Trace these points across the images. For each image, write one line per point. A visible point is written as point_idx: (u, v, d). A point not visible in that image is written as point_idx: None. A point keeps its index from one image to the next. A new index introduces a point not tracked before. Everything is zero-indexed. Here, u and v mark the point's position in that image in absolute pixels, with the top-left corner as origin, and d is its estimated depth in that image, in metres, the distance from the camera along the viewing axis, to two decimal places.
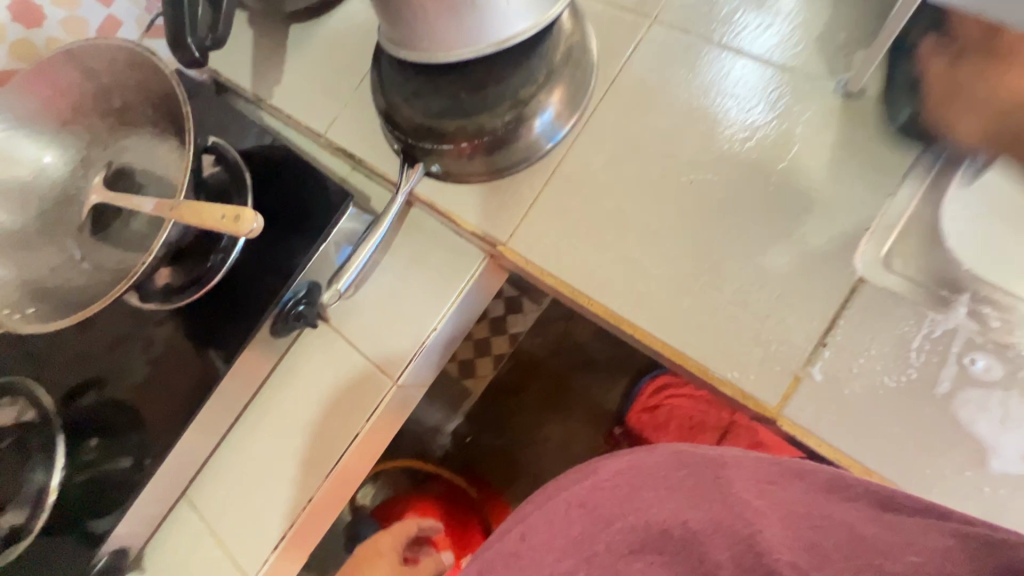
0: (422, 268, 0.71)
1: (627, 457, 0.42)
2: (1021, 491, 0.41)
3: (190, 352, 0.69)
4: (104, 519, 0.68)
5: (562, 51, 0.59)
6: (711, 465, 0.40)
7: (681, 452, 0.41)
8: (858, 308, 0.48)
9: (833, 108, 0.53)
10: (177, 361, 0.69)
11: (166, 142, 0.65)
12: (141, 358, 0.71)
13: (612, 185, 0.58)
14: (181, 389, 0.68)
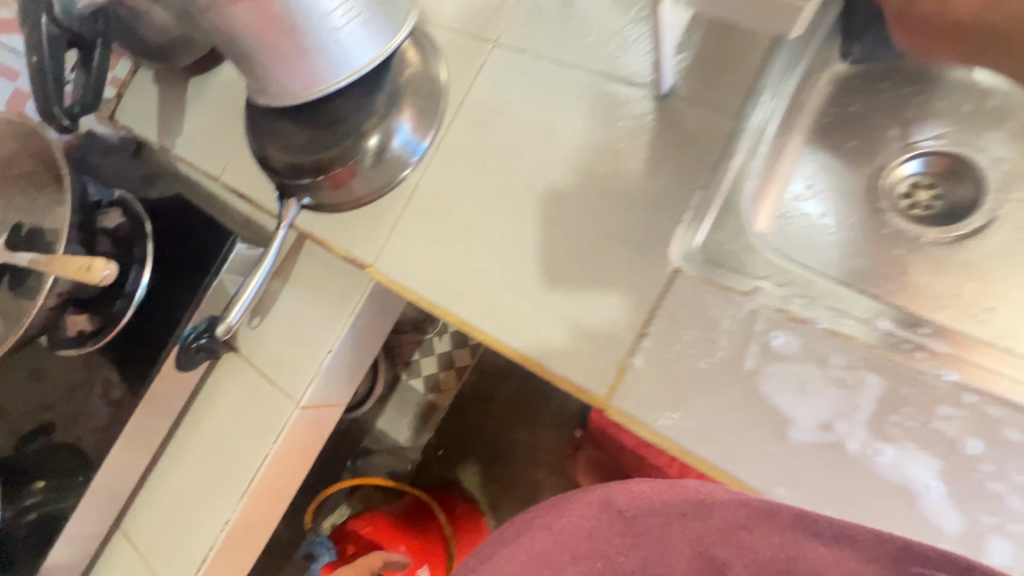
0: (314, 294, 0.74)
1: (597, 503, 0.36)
2: (818, 459, 0.43)
3: (96, 391, 0.72)
4: (25, 558, 0.72)
5: (406, 82, 0.65)
6: (672, 510, 0.35)
7: (652, 495, 0.36)
8: (671, 298, 0.50)
9: (648, 109, 0.55)
10: (86, 402, 0.73)
11: (60, 197, 0.70)
12: (54, 405, 0.73)
13: (460, 200, 0.61)
14: (92, 427, 0.72)
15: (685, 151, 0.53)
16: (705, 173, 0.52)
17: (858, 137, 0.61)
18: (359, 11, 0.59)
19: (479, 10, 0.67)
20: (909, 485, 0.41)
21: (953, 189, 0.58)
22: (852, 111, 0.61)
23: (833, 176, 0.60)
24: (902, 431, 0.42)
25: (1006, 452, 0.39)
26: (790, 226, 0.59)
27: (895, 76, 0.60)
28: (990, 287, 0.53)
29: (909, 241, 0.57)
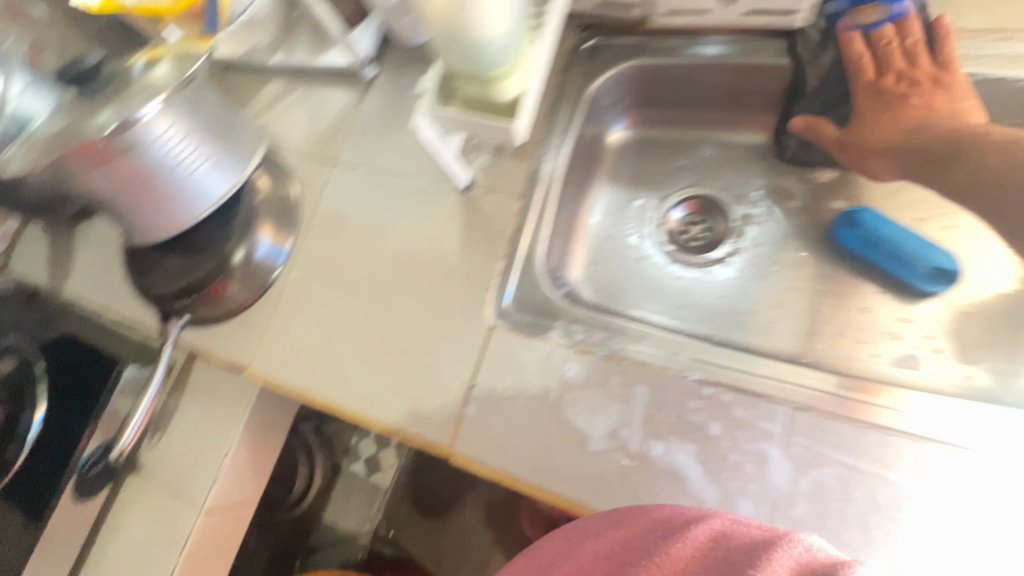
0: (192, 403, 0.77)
1: (621, 517, 0.44)
2: (610, 464, 0.53)
3: None
4: None
5: (260, 205, 0.76)
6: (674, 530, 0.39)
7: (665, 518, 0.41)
8: (490, 351, 0.60)
9: (456, 201, 0.68)
10: None
11: None
12: None
13: (318, 297, 0.71)
14: None
15: (488, 231, 0.66)
16: (504, 246, 0.65)
17: (637, 193, 0.76)
18: (207, 157, 0.70)
19: (321, 136, 0.80)
20: (676, 470, 0.51)
21: (712, 220, 0.73)
22: (628, 175, 0.77)
23: (621, 227, 0.75)
24: (667, 427, 0.52)
25: (737, 429, 0.50)
26: (597, 276, 0.73)
27: (652, 145, 0.76)
28: (745, 295, 0.68)
29: (683, 267, 0.72)
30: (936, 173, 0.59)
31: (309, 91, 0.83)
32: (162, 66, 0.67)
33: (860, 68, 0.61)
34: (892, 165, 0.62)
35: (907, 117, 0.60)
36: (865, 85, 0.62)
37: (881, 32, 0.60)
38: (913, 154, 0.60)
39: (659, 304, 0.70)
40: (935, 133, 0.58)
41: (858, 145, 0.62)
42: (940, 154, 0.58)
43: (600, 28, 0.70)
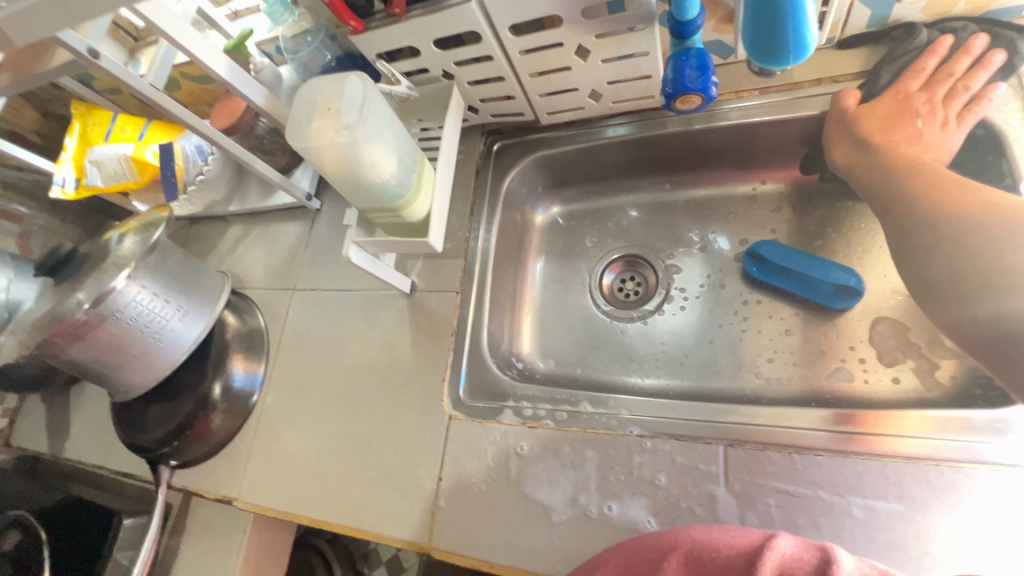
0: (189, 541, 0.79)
1: (634, 544, 0.43)
2: (575, 531, 0.55)
3: None
4: None
5: (231, 339, 0.81)
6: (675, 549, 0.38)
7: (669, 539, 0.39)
8: (452, 442, 0.64)
9: (404, 304, 0.74)
10: None
11: None
12: None
13: (293, 419, 0.75)
14: None
15: (435, 327, 0.72)
16: (450, 338, 0.70)
17: (571, 262, 0.82)
18: (179, 311, 0.76)
19: (280, 267, 0.88)
20: (635, 527, 0.53)
21: (642, 273, 0.79)
22: (559, 248, 0.83)
23: (565, 297, 0.81)
24: (620, 485, 0.55)
25: (682, 474, 0.53)
26: (549, 348, 0.77)
27: (574, 219, 0.84)
28: (684, 338, 0.72)
29: (625, 321, 0.77)
30: (880, 186, 0.60)
31: (266, 230, 0.92)
32: (129, 240, 0.75)
33: (912, 76, 0.60)
34: (851, 154, 0.62)
35: (902, 131, 0.60)
36: (898, 91, 0.61)
37: (953, 64, 0.58)
38: (875, 158, 0.61)
39: (610, 361, 0.74)
40: (907, 155, 0.59)
41: (846, 121, 0.62)
42: (904, 176, 0.58)
43: (502, 133, 0.80)
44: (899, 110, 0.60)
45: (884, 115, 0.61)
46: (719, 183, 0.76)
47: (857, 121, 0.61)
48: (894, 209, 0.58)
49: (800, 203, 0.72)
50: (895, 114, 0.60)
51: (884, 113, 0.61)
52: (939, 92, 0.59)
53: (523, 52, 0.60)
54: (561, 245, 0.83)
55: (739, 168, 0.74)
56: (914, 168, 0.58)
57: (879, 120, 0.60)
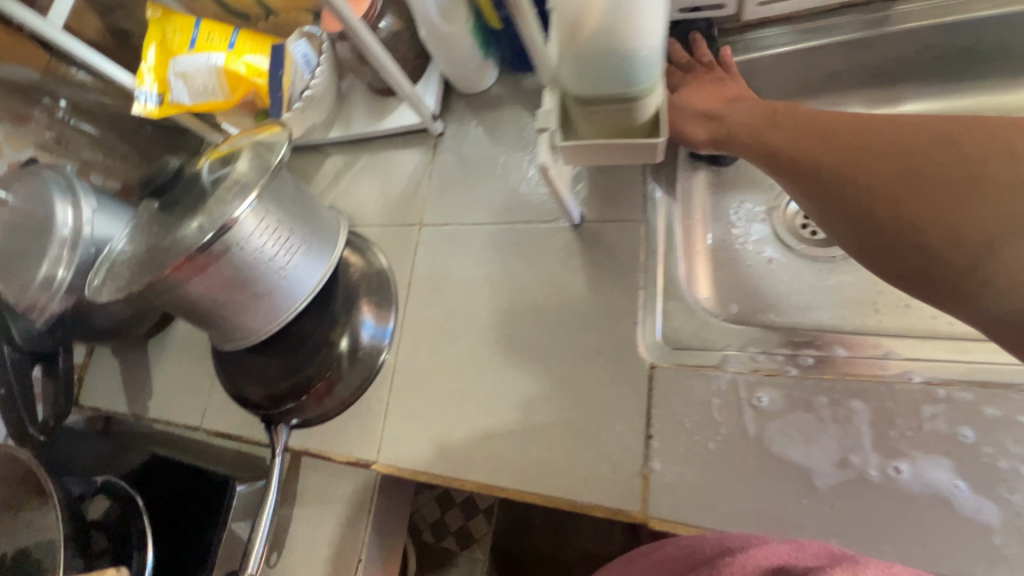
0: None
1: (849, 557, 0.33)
2: (850, 497, 0.45)
3: None
4: None
5: (359, 282, 0.70)
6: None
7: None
8: (660, 395, 0.54)
9: (569, 238, 0.63)
10: None
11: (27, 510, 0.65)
12: None
13: (436, 370, 0.65)
14: None
15: (614, 263, 0.60)
16: (638, 274, 0.59)
17: (747, 192, 0.71)
18: (301, 249, 0.64)
19: (398, 203, 0.76)
20: (936, 493, 0.43)
21: None
22: (729, 176, 0.72)
23: (742, 232, 0.69)
24: (906, 443, 0.45)
25: (996, 431, 0.43)
26: (732, 291, 0.66)
27: None
28: None
29: (821, 259, 0.66)
30: (754, 139, 0.53)
31: (374, 160, 0.80)
32: (242, 160, 0.62)
33: (672, 72, 0.64)
34: (706, 129, 0.58)
35: (729, 91, 0.59)
36: (688, 74, 0.62)
37: (679, 51, 0.64)
38: (726, 123, 0.56)
39: (809, 304, 0.64)
40: (755, 107, 0.55)
41: (684, 109, 0.60)
42: (779, 143, 0.50)
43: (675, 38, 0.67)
44: (716, 90, 0.59)
45: (703, 94, 0.59)
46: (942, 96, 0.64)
47: (695, 110, 0.59)
48: (832, 176, 0.45)
49: None
50: (712, 91, 0.59)
51: (707, 92, 0.59)
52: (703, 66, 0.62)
53: None
54: (733, 174, 0.71)
55: (974, 77, 0.62)
56: (773, 126, 0.52)
57: (713, 94, 0.59)
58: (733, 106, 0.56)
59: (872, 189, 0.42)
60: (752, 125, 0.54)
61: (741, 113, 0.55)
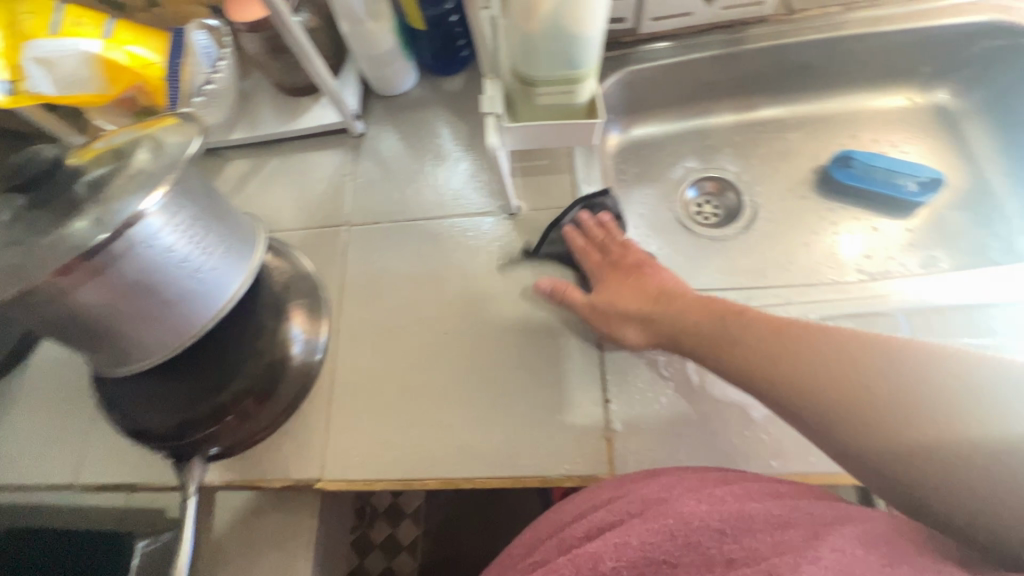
0: (239, 558, 0.59)
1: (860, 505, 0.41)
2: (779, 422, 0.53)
3: None
4: None
5: (284, 287, 0.64)
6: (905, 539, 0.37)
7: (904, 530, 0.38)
8: (613, 360, 0.57)
9: (508, 227, 0.66)
10: None
11: None
12: None
13: (382, 371, 0.61)
14: None
15: (554, 247, 0.64)
16: (578, 254, 0.63)
17: (651, 185, 0.80)
18: (217, 251, 0.57)
19: (319, 206, 0.72)
20: None
21: (723, 197, 0.79)
22: (634, 172, 0.81)
23: (649, 220, 0.78)
24: None
25: None
26: None
27: (645, 142, 0.82)
28: (782, 247, 0.74)
29: (714, 237, 0.76)
30: (705, 348, 0.51)
31: (287, 162, 0.75)
32: (140, 151, 0.52)
33: (585, 256, 0.63)
34: (646, 332, 0.56)
35: (649, 288, 0.58)
36: (604, 267, 0.62)
37: (593, 234, 0.63)
38: (663, 326, 0.55)
39: (712, 275, 0.74)
40: (698, 307, 0.54)
41: (610, 310, 0.57)
42: (731, 357, 0.49)
43: None
44: (643, 286, 0.59)
45: (622, 291, 0.59)
46: (785, 104, 0.80)
47: (621, 311, 0.57)
48: (794, 401, 0.44)
49: (856, 119, 0.79)
50: (638, 286, 0.59)
51: (633, 291, 0.58)
52: (619, 252, 0.62)
53: None
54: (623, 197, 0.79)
55: (806, 90, 0.79)
56: (729, 338, 0.50)
57: (642, 296, 0.58)
58: (665, 300, 0.56)
59: (859, 407, 0.40)
60: (693, 333, 0.53)
61: (676, 315, 0.54)
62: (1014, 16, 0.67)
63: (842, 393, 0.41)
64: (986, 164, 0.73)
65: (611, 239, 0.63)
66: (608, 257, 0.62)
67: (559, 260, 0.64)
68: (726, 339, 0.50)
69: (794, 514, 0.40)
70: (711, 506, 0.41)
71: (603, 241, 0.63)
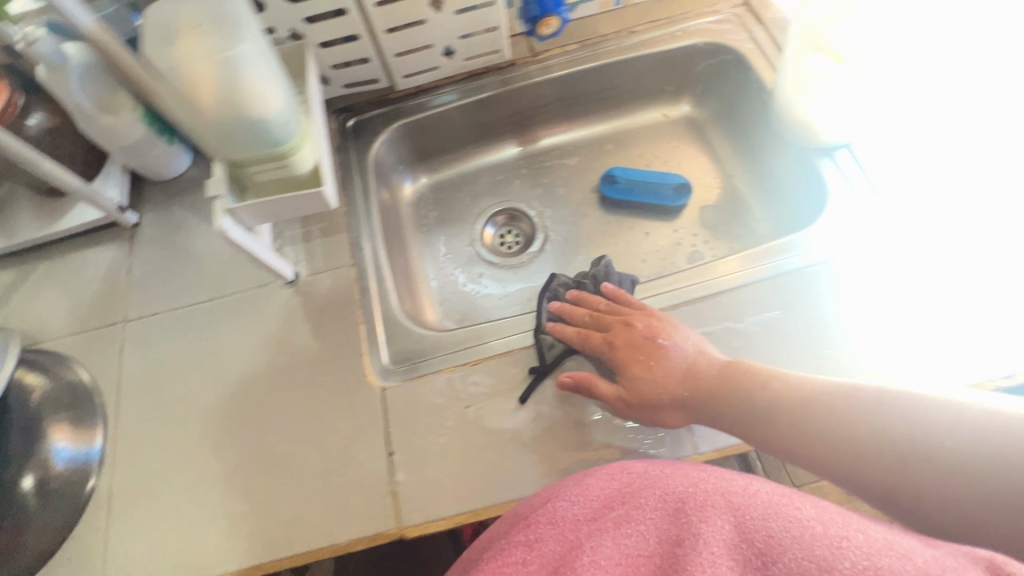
0: None
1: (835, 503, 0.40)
2: (547, 439, 0.56)
3: None
4: None
5: (47, 404, 0.60)
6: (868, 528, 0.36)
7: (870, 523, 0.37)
8: (395, 411, 0.58)
9: (287, 295, 0.65)
10: None
11: None
12: None
13: (167, 469, 0.59)
14: None
15: (334, 306, 0.64)
16: (357, 311, 0.64)
17: (452, 225, 0.84)
18: None
19: (93, 305, 0.68)
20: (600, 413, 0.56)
21: (519, 226, 0.84)
22: (435, 215, 0.84)
23: (452, 259, 0.81)
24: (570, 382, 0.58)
25: None
26: (454, 309, 0.77)
27: (439, 186, 0.86)
28: (574, 264, 0.80)
29: (516, 266, 0.81)
30: (772, 428, 0.49)
31: (55, 265, 0.71)
32: None
33: (586, 341, 0.61)
34: (686, 415, 0.54)
35: (669, 360, 0.56)
36: (614, 349, 0.59)
37: (578, 318, 0.64)
38: (705, 408, 0.53)
39: (514, 302, 0.78)
40: (725, 383, 0.52)
41: (645, 400, 0.54)
42: (803, 441, 0.47)
43: (354, 109, 0.77)
44: (667, 362, 0.56)
45: (644, 368, 0.56)
46: (563, 132, 0.87)
47: (661, 397, 0.54)
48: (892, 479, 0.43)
49: (623, 135, 0.87)
50: (657, 361, 0.56)
51: (655, 368, 0.56)
52: (620, 325, 0.60)
53: (379, 4, 0.61)
54: (427, 242, 0.82)
55: (574, 118, 0.86)
56: (783, 423, 0.48)
57: (665, 371, 0.55)
58: (695, 376, 0.54)
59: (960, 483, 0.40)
60: (753, 412, 0.50)
61: (720, 392, 0.52)
62: (716, 38, 0.77)
63: (876, 445, 0.44)
64: (734, 161, 0.82)
65: (593, 316, 0.63)
66: (614, 336, 0.59)
67: (567, 352, 0.61)
68: (792, 418, 0.48)
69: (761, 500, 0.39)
70: (679, 503, 0.40)
71: (593, 319, 0.63)
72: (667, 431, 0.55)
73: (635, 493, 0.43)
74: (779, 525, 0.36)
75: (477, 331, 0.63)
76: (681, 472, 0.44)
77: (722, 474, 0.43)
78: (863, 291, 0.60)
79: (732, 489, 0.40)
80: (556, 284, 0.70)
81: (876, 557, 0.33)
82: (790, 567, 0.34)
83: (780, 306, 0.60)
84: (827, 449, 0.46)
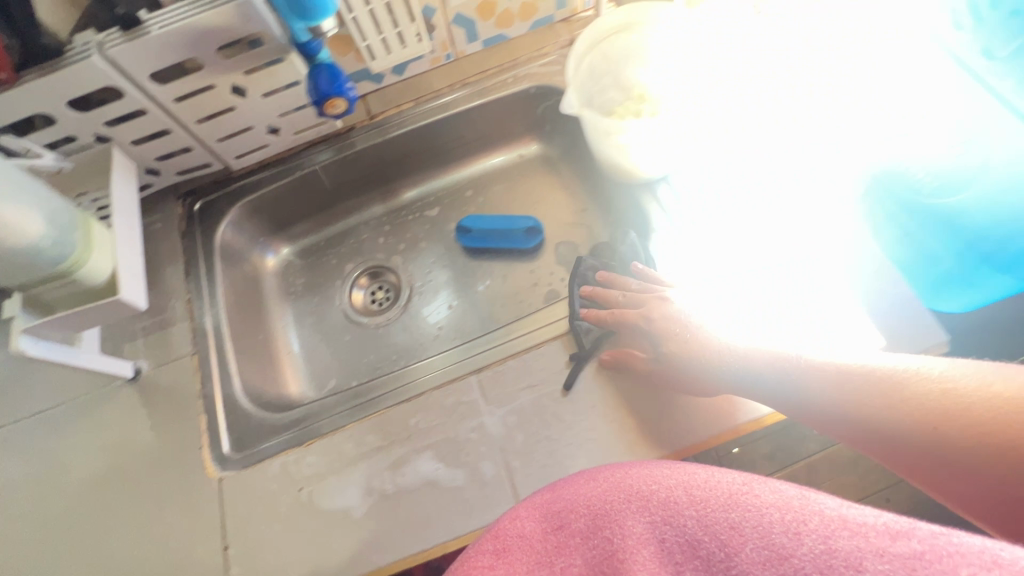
0: None
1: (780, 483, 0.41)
2: (375, 516, 0.56)
3: None
4: None
5: None
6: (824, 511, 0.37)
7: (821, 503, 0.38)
8: (231, 503, 0.58)
9: (129, 393, 0.65)
10: None
11: None
12: None
13: None
14: None
15: (175, 399, 0.65)
16: (198, 401, 0.64)
17: (320, 289, 0.84)
18: None
19: None
20: (428, 481, 0.56)
21: (386, 282, 0.85)
22: (302, 282, 0.85)
23: (320, 324, 0.82)
24: (399, 453, 0.58)
25: (452, 414, 0.59)
26: (321, 376, 0.77)
27: (304, 253, 0.86)
28: (438, 315, 0.81)
29: (384, 323, 0.81)
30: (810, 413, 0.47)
31: None
32: None
33: (620, 318, 0.61)
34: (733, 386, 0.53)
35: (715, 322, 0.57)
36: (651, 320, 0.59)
37: (608, 295, 0.64)
38: (747, 385, 0.52)
39: (380, 362, 0.78)
40: (770, 351, 0.51)
41: (687, 368, 0.55)
42: (842, 421, 0.46)
43: (199, 193, 0.78)
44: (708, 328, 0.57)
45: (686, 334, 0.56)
46: (422, 183, 0.88)
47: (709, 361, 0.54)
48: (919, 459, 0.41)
49: (482, 178, 0.88)
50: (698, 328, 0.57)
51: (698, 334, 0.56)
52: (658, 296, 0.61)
53: (177, 100, 0.62)
54: (294, 311, 0.82)
55: (430, 170, 0.88)
56: (819, 409, 0.47)
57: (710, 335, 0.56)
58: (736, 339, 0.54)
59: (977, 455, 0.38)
60: (793, 393, 0.48)
61: (761, 357, 0.52)
62: (545, 81, 0.79)
63: (905, 424, 0.42)
64: (585, 193, 0.83)
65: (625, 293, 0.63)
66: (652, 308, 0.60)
67: (603, 335, 0.61)
68: (832, 403, 0.46)
69: (719, 498, 0.39)
70: (645, 508, 0.40)
71: (624, 297, 0.63)
72: (493, 491, 0.55)
73: (600, 500, 0.42)
74: (736, 515, 0.38)
75: (310, 411, 0.65)
76: (641, 475, 0.44)
77: (685, 471, 0.43)
78: (845, 294, 0.57)
79: (689, 490, 0.41)
80: (583, 266, 0.70)
81: (832, 538, 0.34)
82: (751, 564, 0.35)
83: (767, 304, 0.57)
84: (866, 423, 0.44)
